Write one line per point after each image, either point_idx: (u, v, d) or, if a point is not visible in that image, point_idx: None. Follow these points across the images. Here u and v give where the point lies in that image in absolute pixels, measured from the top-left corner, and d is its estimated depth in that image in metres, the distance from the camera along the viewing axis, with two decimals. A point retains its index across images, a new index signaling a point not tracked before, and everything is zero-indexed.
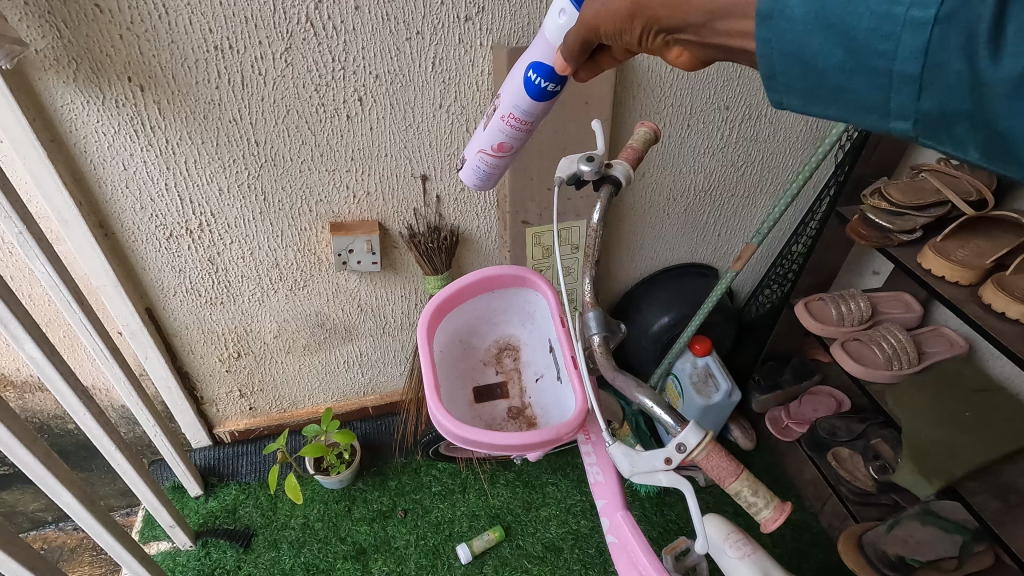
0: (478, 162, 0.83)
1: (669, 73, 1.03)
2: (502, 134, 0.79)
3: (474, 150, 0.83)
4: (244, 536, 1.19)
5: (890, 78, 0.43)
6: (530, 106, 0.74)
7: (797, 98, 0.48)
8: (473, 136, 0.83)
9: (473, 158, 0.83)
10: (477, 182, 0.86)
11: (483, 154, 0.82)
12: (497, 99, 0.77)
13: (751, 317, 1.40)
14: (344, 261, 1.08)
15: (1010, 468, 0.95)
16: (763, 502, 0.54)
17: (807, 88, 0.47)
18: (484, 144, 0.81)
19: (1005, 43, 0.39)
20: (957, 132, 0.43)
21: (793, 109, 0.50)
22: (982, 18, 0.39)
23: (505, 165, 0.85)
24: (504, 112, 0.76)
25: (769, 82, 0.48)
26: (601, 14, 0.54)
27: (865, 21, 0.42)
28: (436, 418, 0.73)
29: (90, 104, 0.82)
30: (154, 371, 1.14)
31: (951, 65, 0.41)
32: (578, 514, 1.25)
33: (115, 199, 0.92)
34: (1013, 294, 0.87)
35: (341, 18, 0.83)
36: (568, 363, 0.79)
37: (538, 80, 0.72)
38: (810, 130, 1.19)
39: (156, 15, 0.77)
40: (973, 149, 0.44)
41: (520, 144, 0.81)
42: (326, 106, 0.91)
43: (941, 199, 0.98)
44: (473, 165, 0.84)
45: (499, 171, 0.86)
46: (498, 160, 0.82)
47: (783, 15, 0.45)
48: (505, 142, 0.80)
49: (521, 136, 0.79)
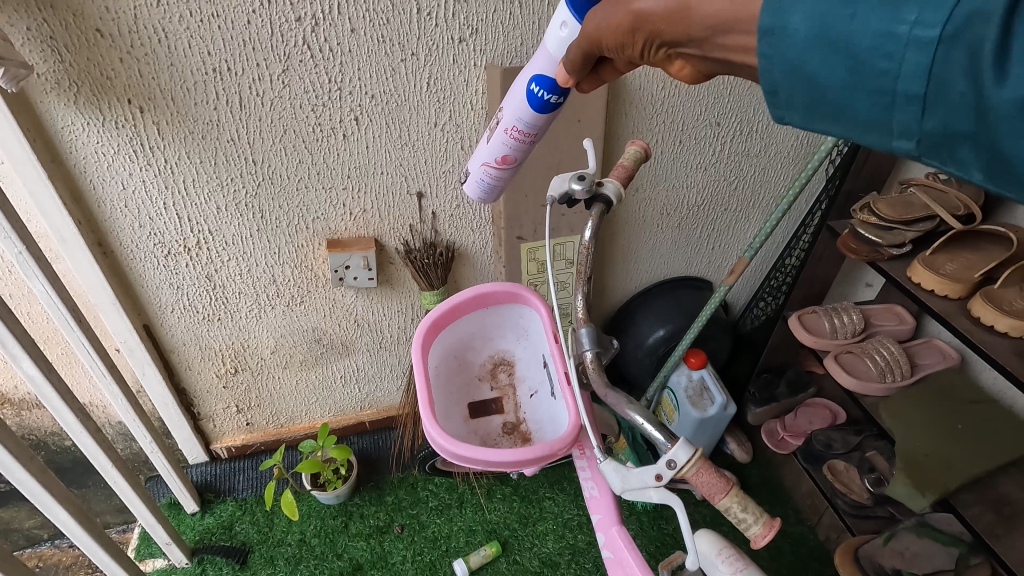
0: (483, 175, 0.82)
1: (661, 90, 1.05)
2: (506, 147, 0.78)
3: (477, 163, 0.83)
4: (240, 553, 1.19)
5: (892, 99, 0.40)
6: (533, 118, 0.74)
7: (797, 114, 0.46)
8: (478, 148, 0.83)
9: (477, 170, 0.83)
10: (482, 195, 0.86)
11: (487, 167, 0.82)
12: (500, 111, 0.77)
13: (748, 329, 1.41)
14: (341, 276, 1.09)
15: (1004, 480, 0.95)
16: (752, 518, 0.54)
17: (806, 104, 0.45)
18: (488, 157, 0.81)
19: (1012, 63, 0.35)
20: (966, 155, 0.40)
21: (794, 124, 0.47)
22: (989, 37, 0.35)
23: (510, 177, 0.84)
24: (507, 125, 0.76)
25: (770, 97, 0.46)
26: (603, 27, 0.55)
27: (865, 38, 0.39)
28: (431, 434, 0.74)
29: (90, 126, 0.83)
30: (151, 388, 1.14)
31: (955, 87, 0.38)
32: (575, 528, 1.25)
33: (114, 218, 0.93)
34: (1001, 308, 0.88)
35: (337, 41, 0.85)
36: (562, 379, 0.80)
37: (541, 93, 0.71)
38: (801, 146, 1.21)
39: (156, 38, 0.79)
40: (978, 171, 0.40)
41: (524, 156, 0.81)
42: (323, 125, 0.92)
43: (930, 214, 0.99)
44: (477, 178, 0.84)
45: (504, 183, 0.85)
46: (502, 172, 0.82)
47: (784, 31, 0.42)
48: (509, 154, 0.79)
49: (524, 147, 0.79)
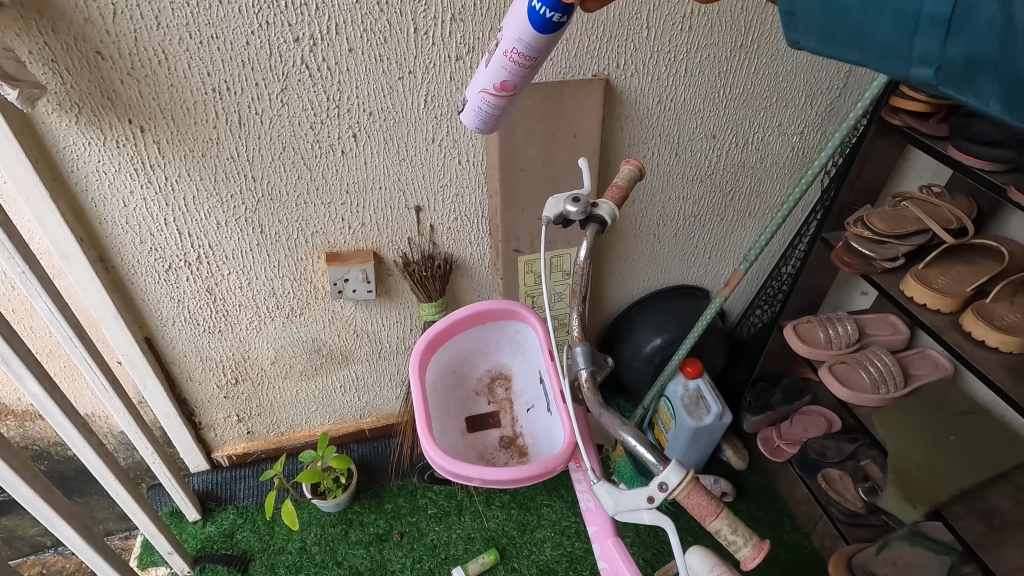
0: (480, 104, 0.71)
1: (657, 105, 1.06)
2: (506, 72, 0.66)
3: (475, 88, 0.70)
4: (241, 561, 1.20)
5: (917, 21, 0.45)
6: (534, 39, 0.61)
7: (818, 41, 0.52)
8: (475, 74, 0.71)
9: (474, 99, 0.71)
10: (481, 127, 0.74)
11: (485, 95, 0.70)
12: (498, 29, 0.64)
13: (743, 336, 1.43)
14: (340, 289, 1.10)
15: (994, 491, 0.97)
16: (742, 540, 0.56)
17: (829, 29, 0.50)
18: (487, 81, 0.68)
19: None
20: (985, 85, 0.43)
21: (809, 49, 0.53)
22: None
23: (511, 105, 0.72)
24: (506, 47, 0.63)
25: (789, 18, 0.53)
26: None
27: None
28: (428, 452, 0.75)
29: (91, 145, 0.84)
30: (153, 399, 1.15)
31: (982, 10, 0.41)
32: (573, 536, 1.26)
33: (116, 234, 0.94)
34: (991, 322, 0.89)
35: (336, 60, 0.86)
36: (557, 397, 0.81)
37: (543, 10, 0.58)
38: (796, 157, 1.22)
39: (157, 60, 0.80)
40: (995, 101, 0.43)
41: (526, 82, 0.69)
42: (321, 143, 0.93)
43: (922, 228, 1.00)
44: (474, 108, 0.72)
45: (505, 112, 0.73)
46: (503, 101, 0.70)
47: None
48: (510, 79, 0.67)
49: (525, 74, 0.66)
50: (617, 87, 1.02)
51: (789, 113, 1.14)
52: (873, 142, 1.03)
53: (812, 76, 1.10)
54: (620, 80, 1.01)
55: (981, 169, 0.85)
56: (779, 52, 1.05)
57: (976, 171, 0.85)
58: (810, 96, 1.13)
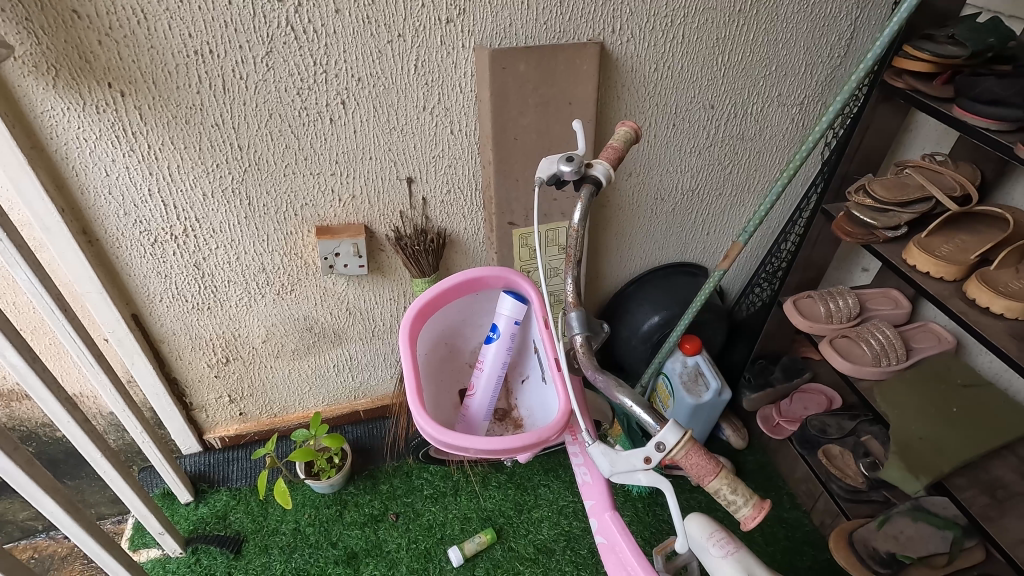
0: (476, 402, 0.86)
1: (654, 73, 1.03)
2: (477, 377, 0.85)
3: (471, 399, 0.87)
4: (234, 542, 1.18)
5: None
6: (491, 353, 0.84)
7: None
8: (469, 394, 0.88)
9: (474, 408, 0.87)
10: (486, 414, 0.87)
11: (474, 397, 0.86)
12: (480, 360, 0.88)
13: (742, 316, 1.41)
14: (331, 264, 1.08)
15: (998, 464, 0.94)
16: (742, 500, 0.54)
17: None
18: (473, 390, 0.86)
19: None
20: None
21: None
22: None
23: (492, 393, 0.86)
24: (478, 362, 0.86)
25: None
26: None
27: None
28: (421, 425, 0.72)
29: (70, 111, 0.82)
30: (142, 378, 1.13)
31: None
32: (570, 515, 1.25)
33: (98, 205, 0.92)
34: (997, 289, 0.87)
35: (321, 22, 0.83)
36: (552, 364, 0.77)
37: (493, 338, 0.83)
38: (797, 128, 1.20)
39: (136, 19, 0.77)
40: None
41: (489, 384, 0.85)
42: (308, 109, 0.91)
43: (926, 196, 0.97)
44: (477, 409, 0.87)
45: (495, 395, 0.86)
46: (482, 392, 0.85)
47: None
48: (481, 381, 0.85)
49: (488, 373, 0.84)
50: (612, 54, 0.99)
51: (788, 81, 1.12)
52: (875, 109, 1.01)
53: (812, 44, 1.08)
54: (616, 45, 0.99)
55: (985, 128, 0.82)
56: (779, 15, 1.02)
57: (981, 131, 0.82)
58: (810, 64, 1.11)
